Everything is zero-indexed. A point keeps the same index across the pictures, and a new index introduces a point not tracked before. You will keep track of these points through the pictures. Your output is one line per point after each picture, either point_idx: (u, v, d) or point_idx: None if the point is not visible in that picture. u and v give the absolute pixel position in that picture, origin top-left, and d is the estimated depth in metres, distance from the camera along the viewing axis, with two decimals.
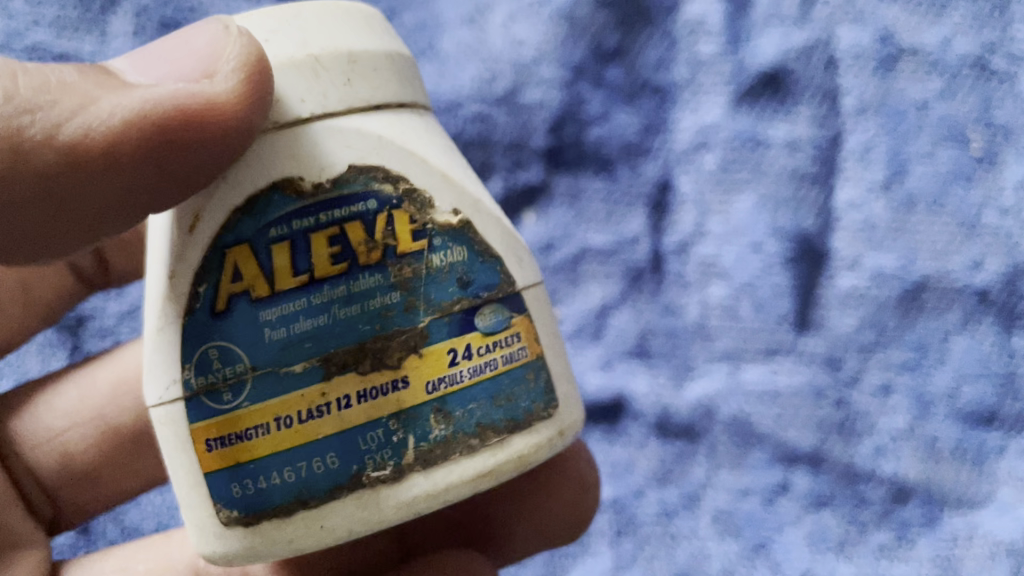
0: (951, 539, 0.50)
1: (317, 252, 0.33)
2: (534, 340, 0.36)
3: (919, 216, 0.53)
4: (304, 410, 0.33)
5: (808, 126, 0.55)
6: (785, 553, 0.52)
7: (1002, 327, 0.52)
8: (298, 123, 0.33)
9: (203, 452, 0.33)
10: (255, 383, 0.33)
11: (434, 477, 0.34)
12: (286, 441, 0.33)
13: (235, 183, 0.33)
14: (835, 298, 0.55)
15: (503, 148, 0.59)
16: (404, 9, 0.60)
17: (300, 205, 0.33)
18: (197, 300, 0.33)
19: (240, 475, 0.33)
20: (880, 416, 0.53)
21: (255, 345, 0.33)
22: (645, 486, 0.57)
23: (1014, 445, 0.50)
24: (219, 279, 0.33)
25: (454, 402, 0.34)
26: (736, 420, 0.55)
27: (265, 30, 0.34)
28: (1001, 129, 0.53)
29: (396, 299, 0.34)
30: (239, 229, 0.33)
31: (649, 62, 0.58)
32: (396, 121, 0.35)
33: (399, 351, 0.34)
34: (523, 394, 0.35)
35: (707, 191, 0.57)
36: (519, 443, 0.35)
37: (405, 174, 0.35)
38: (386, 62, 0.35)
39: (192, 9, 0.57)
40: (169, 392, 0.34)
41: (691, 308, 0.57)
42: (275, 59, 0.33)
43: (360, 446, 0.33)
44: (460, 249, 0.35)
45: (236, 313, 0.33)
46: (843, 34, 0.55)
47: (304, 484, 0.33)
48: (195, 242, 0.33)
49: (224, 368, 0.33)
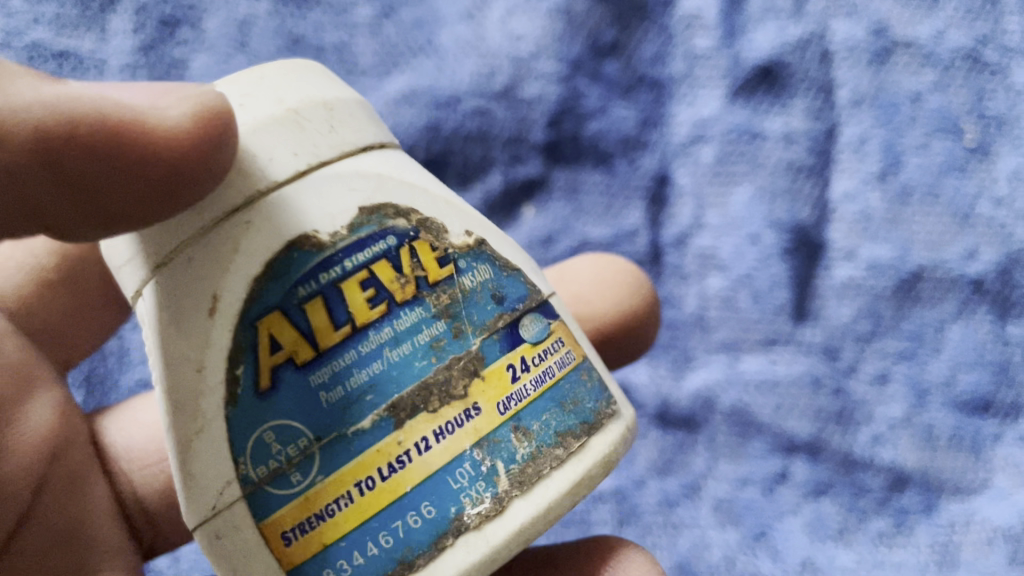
0: (948, 526, 0.50)
1: (352, 299, 0.34)
2: (577, 342, 0.37)
3: (914, 206, 0.54)
4: (384, 465, 0.33)
5: (803, 118, 0.56)
6: (785, 540, 0.52)
7: (998, 316, 0.52)
8: (294, 178, 0.33)
9: (285, 548, 0.32)
10: (321, 455, 0.33)
11: (532, 498, 0.34)
12: (371, 504, 0.33)
13: (248, 253, 0.32)
14: (832, 288, 0.55)
15: (502, 142, 0.59)
16: (403, 5, 0.59)
17: (325, 257, 0.33)
18: (238, 384, 0.33)
19: (333, 557, 0.32)
20: (877, 404, 0.54)
21: (308, 408, 0.33)
22: (647, 475, 0.56)
23: (1009, 432, 0.51)
24: (257, 355, 0.33)
25: (527, 417, 0.35)
26: (736, 410, 0.56)
27: (235, 97, 0.33)
28: (994, 120, 0.54)
29: (441, 328, 0.35)
30: (267, 297, 0.33)
31: (646, 57, 0.59)
32: (385, 159, 0.36)
33: (462, 380, 0.34)
34: (586, 395, 0.36)
35: (705, 184, 0.57)
36: (598, 443, 0.36)
37: (414, 207, 0.36)
38: (356, 106, 0.36)
39: (191, 6, 0.57)
40: (225, 495, 0.33)
41: (691, 299, 0.58)
42: (252, 123, 0.33)
43: (453, 487, 0.33)
44: (484, 267, 0.36)
45: (284, 384, 0.33)
46: (837, 26, 0.56)
47: (407, 542, 0.32)
48: (219, 326, 0.33)
49: (285, 447, 0.33)
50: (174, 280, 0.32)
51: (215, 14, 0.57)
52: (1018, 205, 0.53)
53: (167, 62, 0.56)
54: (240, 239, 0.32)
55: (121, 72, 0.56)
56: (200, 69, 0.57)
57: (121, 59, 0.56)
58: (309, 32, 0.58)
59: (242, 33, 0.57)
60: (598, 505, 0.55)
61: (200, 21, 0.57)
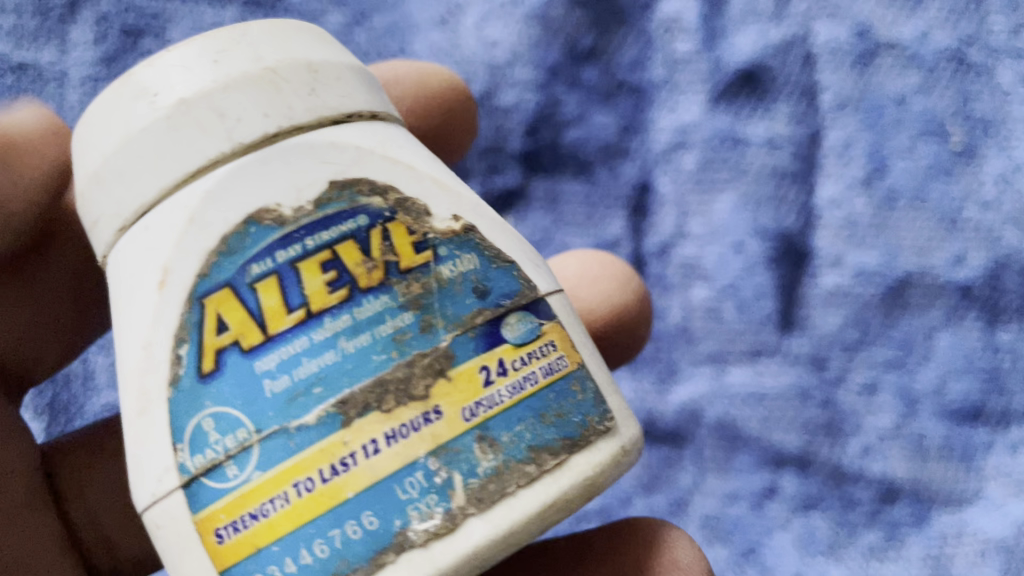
0: (940, 538, 0.49)
1: (310, 282, 0.31)
2: (573, 349, 0.33)
3: (901, 211, 0.53)
4: (327, 466, 0.29)
5: (787, 123, 0.55)
6: (776, 557, 0.51)
7: (987, 322, 0.51)
8: (265, 139, 0.31)
9: (213, 548, 0.29)
10: (258, 449, 0.29)
11: (491, 519, 0.29)
12: (307, 509, 0.28)
13: (207, 221, 0.31)
14: (818, 297, 0.54)
15: (478, 152, 0.58)
16: (375, 11, 0.58)
17: (284, 233, 0.31)
18: (180, 364, 0.30)
19: (262, 565, 0.28)
20: (867, 415, 0.52)
21: (251, 399, 0.29)
22: (633, 493, 0.56)
23: (1001, 440, 0.50)
24: (202, 334, 0.30)
25: (496, 426, 0.30)
26: (723, 423, 0.54)
27: (210, 53, 0.31)
28: (980, 122, 0.53)
29: (408, 320, 0.31)
30: (219, 271, 0.31)
31: (625, 62, 0.57)
32: (370, 131, 0.34)
33: (424, 379, 0.30)
34: (574, 408, 0.31)
35: (687, 192, 0.56)
36: (580, 463, 0.31)
37: (393, 184, 0.33)
38: (348, 72, 0.34)
39: (155, 15, 0.55)
40: (161, 485, 0.30)
41: (674, 310, 0.57)
42: (229, 78, 0.31)
43: (399, 498, 0.28)
44: (470, 257, 0.33)
45: (227, 368, 0.30)
46: (820, 29, 0.54)
47: (340, 556, 0.28)
48: (170, 298, 0.30)
49: (222, 438, 0.29)
50: (137, 249, 0.31)
51: (179, 23, 0.55)
52: (1005, 208, 0.52)
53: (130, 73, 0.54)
54: (198, 204, 0.30)
55: (82, 85, 0.54)
56: None
57: (81, 71, 0.54)
58: None
59: None
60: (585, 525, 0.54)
61: (164, 30, 0.55)
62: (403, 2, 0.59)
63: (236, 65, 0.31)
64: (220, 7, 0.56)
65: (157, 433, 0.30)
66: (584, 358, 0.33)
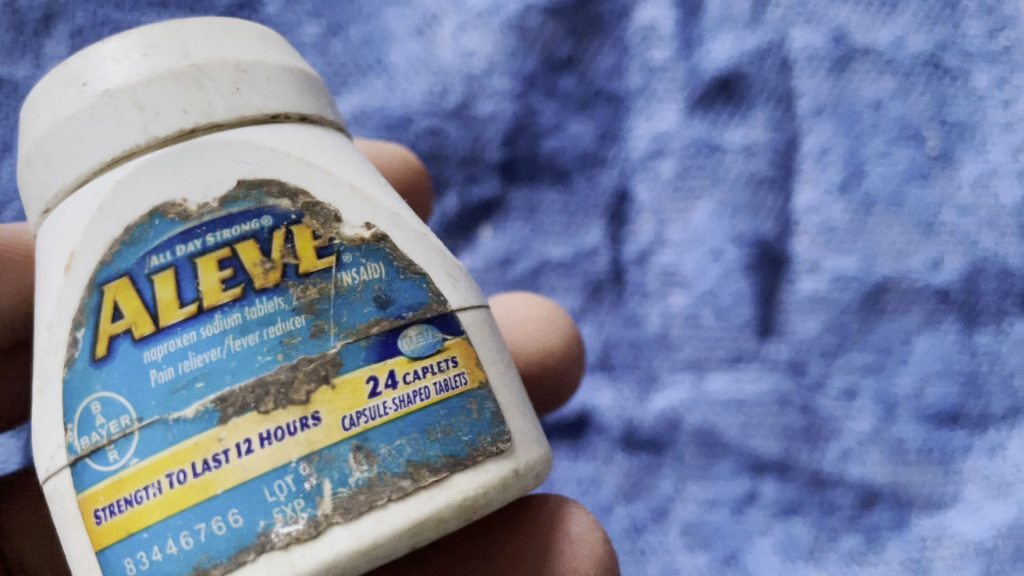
0: (920, 541, 0.50)
1: (204, 278, 0.30)
2: (474, 366, 0.32)
3: (877, 216, 0.53)
4: (200, 460, 0.28)
5: (764, 130, 0.55)
6: (757, 563, 0.52)
7: (964, 326, 0.52)
8: (179, 136, 0.30)
9: (91, 526, 0.29)
10: (140, 435, 0.29)
11: (356, 529, 0.28)
12: (177, 501, 0.28)
13: (112, 212, 0.30)
14: (797, 303, 0.54)
15: (456, 162, 0.58)
16: (351, 22, 0.58)
17: (186, 228, 0.30)
18: (76, 347, 0.30)
19: (132, 547, 0.28)
20: (846, 420, 0.52)
21: (139, 390, 0.29)
22: (614, 502, 0.55)
23: (979, 443, 0.51)
24: (97, 321, 0.30)
25: (377, 438, 0.29)
26: (703, 430, 0.55)
27: (138, 47, 0.31)
28: (956, 127, 0.53)
29: (300, 324, 0.30)
30: (120, 260, 0.30)
31: (602, 70, 0.57)
32: (294, 135, 0.33)
33: (307, 384, 0.29)
34: (463, 426, 0.30)
35: (665, 200, 0.56)
36: (461, 482, 0.30)
37: (306, 188, 0.32)
38: (285, 75, 0.33)
39: (131, 29, 0.55)
40: (55, 460, 0.30)
41: (653, 317, 0.57)
42: (150, 72, 0.30)
43: (266, 499, 0.28)
44: (375, 266, 0.32)
45: (118, 355, 0.29)
46: (798, 34, 0.55)
47: (203, 549, 0.28)
48: (71, 283, 0.30)
49: (108, 422, 0.29)
50: (55, 230, 0.31)
51: None
52: (981, 213, 0.52)
53: None
54: (107, 194, 0.30)
55: None
56: None
57: None
58: None
59: None
60: None
61: None
62: (378, 11, 0.58)
63: (164, 60, 0.31)
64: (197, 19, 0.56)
65: (53, 411, 0.30)
66: (486, 378, 0.32)
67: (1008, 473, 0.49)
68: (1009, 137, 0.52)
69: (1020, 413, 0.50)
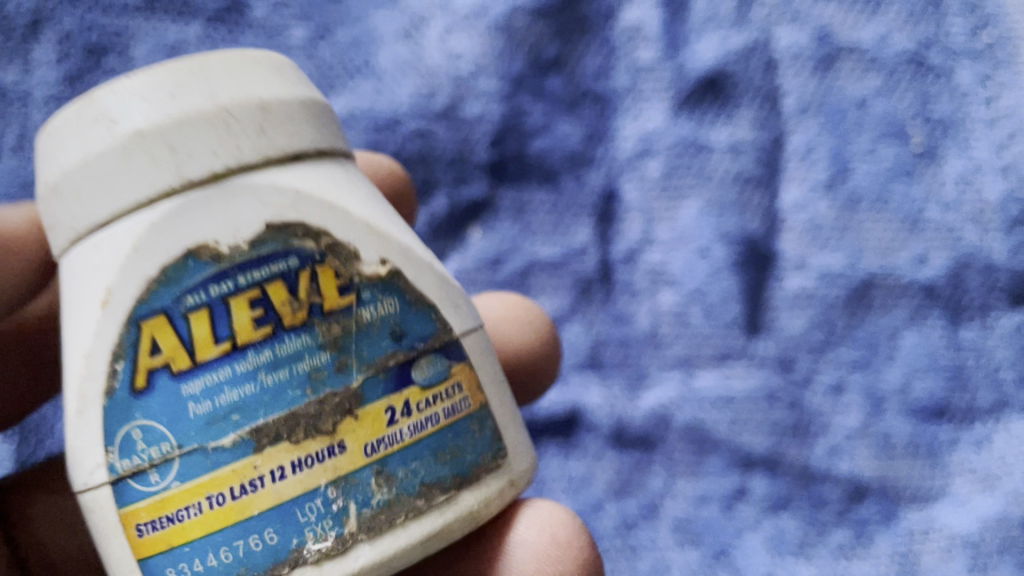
0: (907, 535, 0.50)
1: (237, 316, 0.31)
2: (477, 390, 0.35)
3: (863, 213, 0.53)
4: (237, 485, 0.31)
5: (749, 129, 0.55)
6: (746, 558, 0.52)
7: (950, 321, 0.52)
8: (212, 179, 0.31)
9: (133, 539, 0.31)
10: (181, 462, 0.31)
11: (379, 546, 0.31)
12: (217, 520, 0.31)
13: (148, 251, 0.31)
14: (784, 300, 0.55)
15: (445, 163, 0.58)
16: (339, 25, 0.58)
17: (218, 270, 0.32)
18: (116, 378, 0.31)
19: (174, 560, 0.31)
20: (834, 415, 0.53)
21: (178, 420, 0.31)
22: (604, 498, 0.56)
23: (966, 437, 0.51)
24: (135, 355, 0.31)
25: (394, 462, 0.32)
26: (693, 427, 0.55)
27: (166, 89, 0.31)
28: (940, 123, 0.53)
29: (325, 360, 0.32)
30: (156, 299, 0.31)
31: (589, 71, 0.58)
32: (313, 173, 0.34)
33: (333, 416, 0.32)
34: (468, 447, 0.34)
35: (652, 199, 0.57)
36: (468, 498, 0.33)
37: (326, 227, 0.33)
38: (301, 110, 0.34)
39: (118, 33, 0.55)
40: (94, 477, 0.31)
41: (642, 316, 0.57)
42: (184, 116, 0.31)
43: (299, 519, 0.31)
44: (391, 301, 0.34)
45: (158, 389, 0.31)
46: (782, 34, 0.55)
47: (243, 563, 0.30)
48: (109, 319, 0.31)
49: (148, 448, 0.31)
50: (86, 263, 0.32)
51: (143, 40, 0.56)
52: (965, 208, 0.52)
53: None
54: (142, 234, 0.31)
55: (47, 104, 0.54)
56: None
57: (45, 91, 0.54)
58: None
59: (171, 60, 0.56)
60: None
61: (128, 47, 0.55)
62: (366, 15, 0.58)
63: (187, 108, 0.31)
64: (184, 24, 0.56)
65: (91, 434, 0.31)
66: (487, 400, 0.35)
67: (994, 466, 0.50)
68: (992, 133, 0.52)
69: (1006, 406, 0.51)
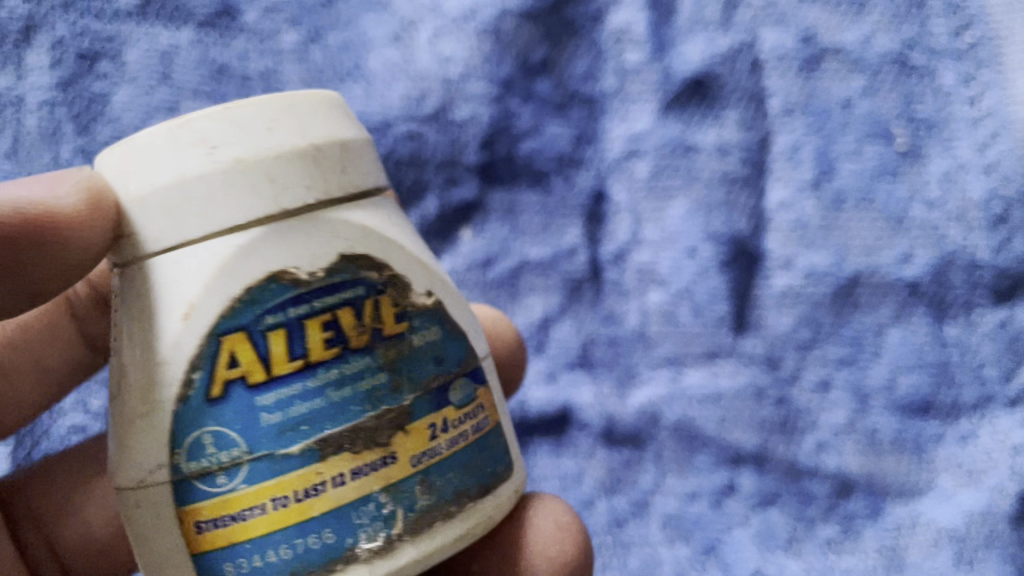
0: (894, 529, 0.51)
1: (310, 336, 0.33)
2: (493, 408, 0.38)
3: (849, 212, 0.54)
4: (300, 489, 0.32)
5: (736, 130, 0.56)
6: (735, 553, 0.53)
7: (934, 317, 0.53)
8: (299, 210, 0.34)
9: (193, 534, 0.33)
10: (249, 467, 0.32)
11: (422, 546, 0.34)
12: (279, 520, 0.32)
13: (230, 272, 0.33)
14: (771, 298, 0.55)
15: (435, 165, 0.59)
16: (329, 28, 0.58)
17: (296, 293, 0.33)
18: (191, 386, 0.33)
19: (234, 555, 0.32)
20: (821, 412, 0.54)
21: (251, 428, 0.32)
22: (595, 495, 0.57)
23: (951, 432, 0.52)
24: (213, 366, 0.32)
25: (435, 472, 0.35)
26: (681, 425, 0.56)
27: (264, 121, 0.33)
28: (924, 122, 0.54)
29: (383, 380, 0.34)
30: (236, 317, 0.33)
31: (577, 73, 0.58)
32: (374, 209, 0.36)
33: (388, 429, 0.34)
34: (488, 459, 0.37)
35: (641, 200, 0.58)
36: (489, 504, 0.36)
37: (388, 261, 0.35)
38: (367, 152, 0.37)
39: (110, 39, 0.56)
40: (157, 474, 0.33)
41: (632, 316, 0.58)
42: (281, 150, 0.33)
43: (354, 520, 0.33)
44: (434, 329, 0.36)
45: (232, 399, 0.32)
46: (766, 35, 0.55)
47: (300, 560, 0.32)
48: (188, 332, 0.33)
49: (219, 453, 0.32)
50: (165, 278, 0.33)
51: (135, 46, 0.56)
52: (949, 206, 0.53)
53: (88, 97, 0.56)
54: (229, 254, 0.33)
55: (40, 108, 0.55)
56: (123, 102, 0.56)
57: (38, 96, 0.55)
58: (233, 61, 0.57)
59: (163, 65, 0.56)
60: None
61: (120, 53, 0.56)
62: (356, 18, 0.58)
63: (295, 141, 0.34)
64: (175, 28, 0.57)
65: (160, 436, 0.33)
66: (500, 417, 0.38)
67: (979, 459, 0.51)
68: (974, 132, 0.53)
69: (990, 401, 0.52)
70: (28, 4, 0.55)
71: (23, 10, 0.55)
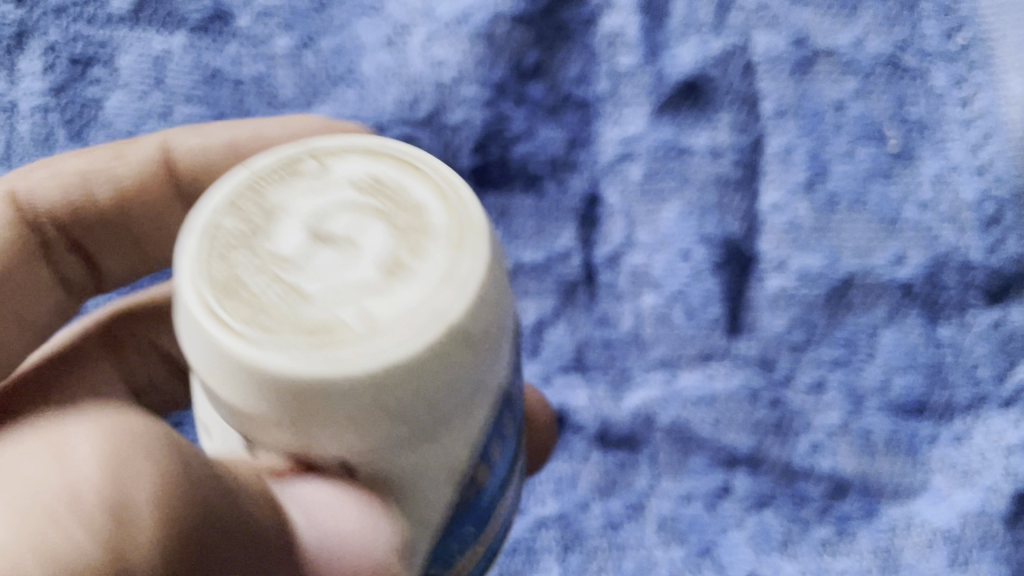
0: (889, 530, 0.51)
1: (511, 438, 0.37)
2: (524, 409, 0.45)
3: (841, 215, 0.54)
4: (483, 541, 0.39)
5: (728, 132, 0.56)
6: (730, 555, 0.52)
7: (928, 319, 0.53)
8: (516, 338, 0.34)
9: None
10: (459, 545, 0.37)
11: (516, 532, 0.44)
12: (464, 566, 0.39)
13: (481, 438, 0.33)
14: (765, 299, 0.56)
15: None
16: (322, 34, 0.58)
17: (508, 410, 0.35)
18: (433, 524, 0.34)
19: None
20: (815, 414, 0.54)
21: (471, 523, 0.36)
22: (590, 499, 0.56)
23: (945, 433, 0.52)
24: (456, 503, 0.34)
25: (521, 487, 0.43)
26: (676, 426, 0.55)
27: (505, 278, 0.32)
28: (916, 124, 0.54)
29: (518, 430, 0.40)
30: (477, 468, 0.34)
31: (571, 77, 0.58)
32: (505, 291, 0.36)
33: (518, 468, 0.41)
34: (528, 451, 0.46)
35: (634, 203, 0.57)
36: None
37: None
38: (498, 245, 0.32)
39: (102, 43, 0.56)
40: None
41: (626, 318, 0.58)
42: (513, 308, 0.33)
43: (496, 542, 0.41)
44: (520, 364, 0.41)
45: (465, 515, 0.35)
46: (759, 38, 0.56)
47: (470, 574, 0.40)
48: (442, 491, 0.33)
49: (444, 548, 0.36)
50: (420, 466, 0.31)
51: (128, 51, 0.56)
52: (942, 208, 0.53)
53: (80, 102, 0.56)
54: (481, 427, 0.32)
55: (32, 114, 0.55)
56: (116, 107, 0.56)
57: (30, 102, 0.55)
58: (226, 66, 0.57)
59: (156, 71, 0.56)
60: (541, 531, 0.55)
61: (113, 58, 0.56)
62: (349, 23, 0.59)
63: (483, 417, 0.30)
64: (167, 32, 0.57)
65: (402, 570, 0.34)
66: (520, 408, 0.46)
67: (974, 460, 0.51)
68: (967, 133, 0.53)
69: (984, 401, 0.52)
70: (20, 11, 0.56)
71: (16, 16, 0.56)
